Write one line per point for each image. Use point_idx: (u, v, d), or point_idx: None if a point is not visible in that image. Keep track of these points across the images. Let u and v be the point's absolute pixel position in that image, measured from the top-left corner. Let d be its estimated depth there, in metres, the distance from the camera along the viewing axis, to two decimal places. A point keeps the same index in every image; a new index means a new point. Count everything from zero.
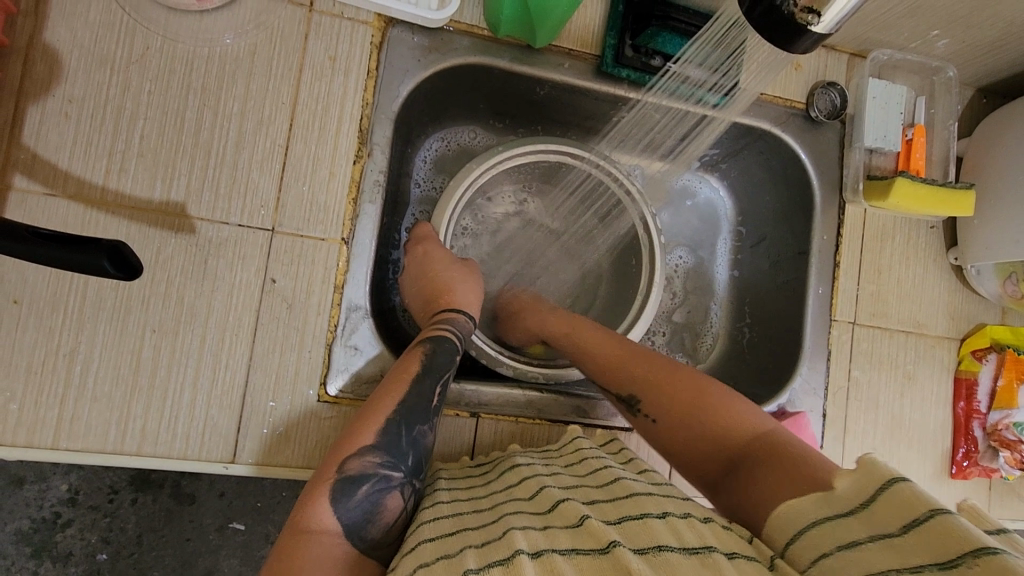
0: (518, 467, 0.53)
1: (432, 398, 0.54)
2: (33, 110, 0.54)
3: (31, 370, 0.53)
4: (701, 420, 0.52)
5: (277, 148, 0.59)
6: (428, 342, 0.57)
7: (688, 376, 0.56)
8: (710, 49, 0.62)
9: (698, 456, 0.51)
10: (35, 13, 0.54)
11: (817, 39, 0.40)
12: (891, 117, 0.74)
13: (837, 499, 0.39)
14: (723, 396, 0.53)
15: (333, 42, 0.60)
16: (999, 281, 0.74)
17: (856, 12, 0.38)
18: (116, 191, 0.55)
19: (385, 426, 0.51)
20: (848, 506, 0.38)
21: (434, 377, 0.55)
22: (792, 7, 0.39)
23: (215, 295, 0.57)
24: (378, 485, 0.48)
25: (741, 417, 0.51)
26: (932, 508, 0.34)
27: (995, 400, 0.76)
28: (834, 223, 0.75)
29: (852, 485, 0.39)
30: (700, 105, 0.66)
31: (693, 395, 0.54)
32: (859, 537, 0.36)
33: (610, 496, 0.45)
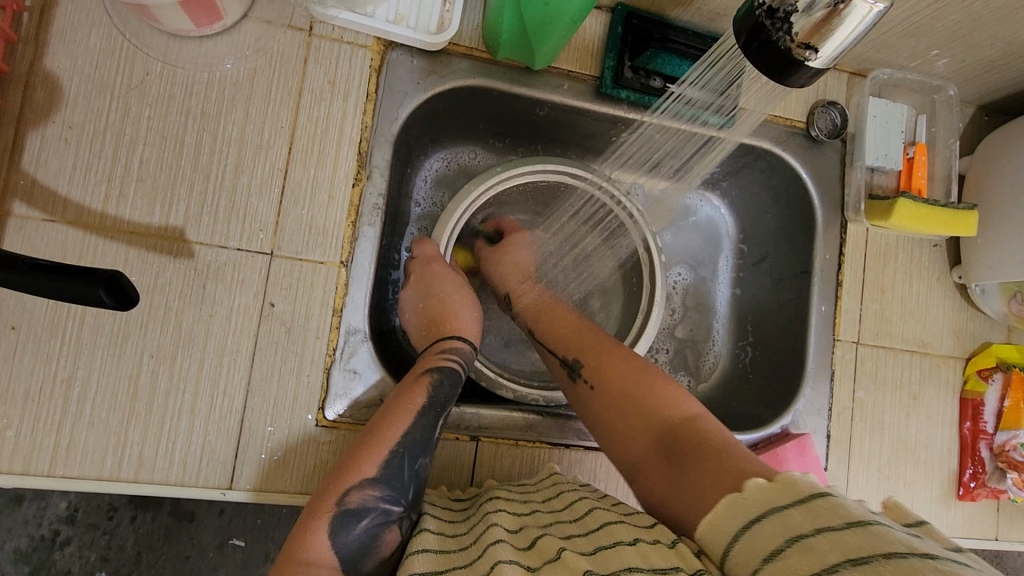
0: (497, 501, 0.53)
1: (434, 428, 0.54)
2: (34, 136, 0.54)
3: (28, 396, 0.53)
4: (641, 407, 0.55)
5: (276, 172, 0.59)
6: (435, 372, 0.57)
7: (635, 364, 0.59)
8: (712, 72, 0.60)
9: (631, 437, 0.54)
10: (37, 39, 0.54)
11: (814, 72, 0.40)
12: (893, 136, 0.74)
13: (750, 506, 0.40)
14: (662, 384, 0.56)
15: (332, 66, 0.60)
16: (1004, 300, 0.74)
17: (855, 43, 0.38)
18: (116, 216, 0.55)
19: (388, 458, 0.50)
20: (764, 511, 0.39)
21: (437, 408, 0.55)
22: (789, 41, 0.39)
23: (213, 319, 0.56)
24: (378, 519, 0.47)
25: (674, 405, 0.54)
26: (845, 518, 0.36)
27: (1001, 420, 0.75)
28: (837, 242, 0.75)
29: (766, 489, 0.40)
30: (704, 127, 0.65)
31: (639, 384, 0.57)
32: (778, 547, 0.37)
33: (585, 528, 0.46)
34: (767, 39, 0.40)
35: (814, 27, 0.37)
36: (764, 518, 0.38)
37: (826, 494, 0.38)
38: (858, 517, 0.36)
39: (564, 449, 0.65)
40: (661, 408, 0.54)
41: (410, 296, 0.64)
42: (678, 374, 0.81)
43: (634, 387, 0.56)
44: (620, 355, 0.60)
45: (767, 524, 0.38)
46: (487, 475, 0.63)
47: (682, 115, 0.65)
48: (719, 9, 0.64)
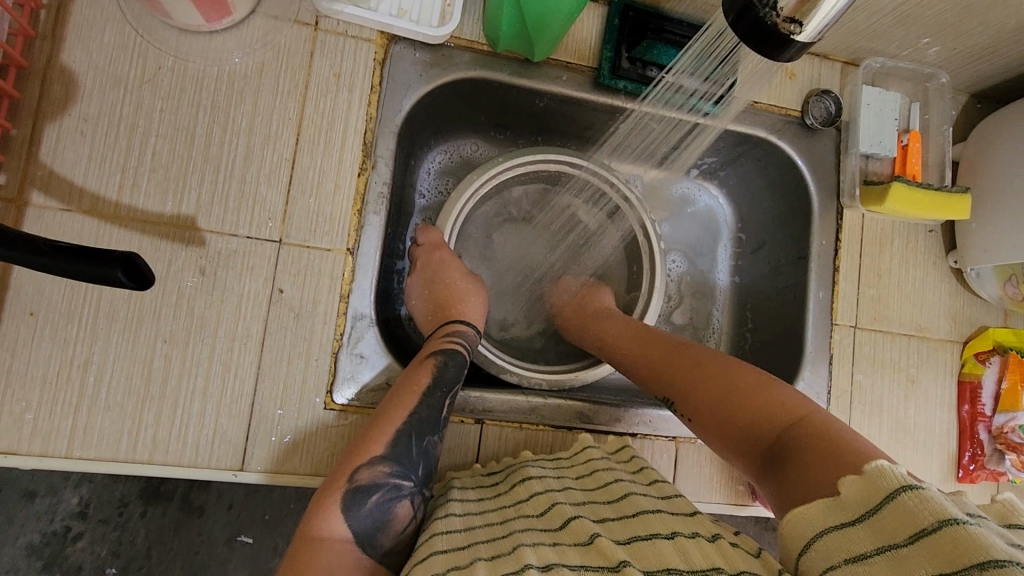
0: (529, 479, 0.53)
1: (441, 408, 0.56)
2: (50, 129, 0.56)
3: (46, 380, 0.55)
4: (750, 405, 0.52)
5: (284, 162, 0.60)
6: (439, 354, 0.59)
7: (728, 365, 0.57)
8: (700, 58, 0.62)
9: (737, 443, 0.52)
10: (53, 36, 0.56)
11: (801, 48, 0.42)
12: (886, 124, 0.75)
13: (841, 507, 0.38)
14: (754, 382, 0.54)
15: (337, 60, 0.62)
16: (999, 284, 0.75)
17: (838, 19, 0.39)
18: (129, 205, 0.57)
19: (395, 437, 0.52)
20: (857, 514, 0.37)
21: (444, 389, 0.56)
22: (775, 17, 0.40)
23: (224, 305, 0.58)
24: (389, 495, 0.49)
25: (771, 400, 0.52)
26: (935, 517, 0.34)
27: (1000, 402, 0.76)
28: (833, 228, 0.76)
29: (860, 489, 0.38)
30: (693, 113, 0.67)
31: (729, 383, 0.55)
32: (868, 550, 0.35)
33: (619, 514, 0.46)
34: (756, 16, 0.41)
35: (799, 1, 0.39)
36: (857, 521, 0.37)
37: (918, 488, 0.36)
38: (950, 515, 0.34)
39: (568, 431, 0.66)
40: (757, 406, 0.52)
41: (415, 282, 0.66)
42: None
43: (723, 388, 0.55)
44: (706, 358, 0.59)
45: (859, 526, 0.37)
46: (492, 457, 0.64)
47: (670, 102, 0.67)
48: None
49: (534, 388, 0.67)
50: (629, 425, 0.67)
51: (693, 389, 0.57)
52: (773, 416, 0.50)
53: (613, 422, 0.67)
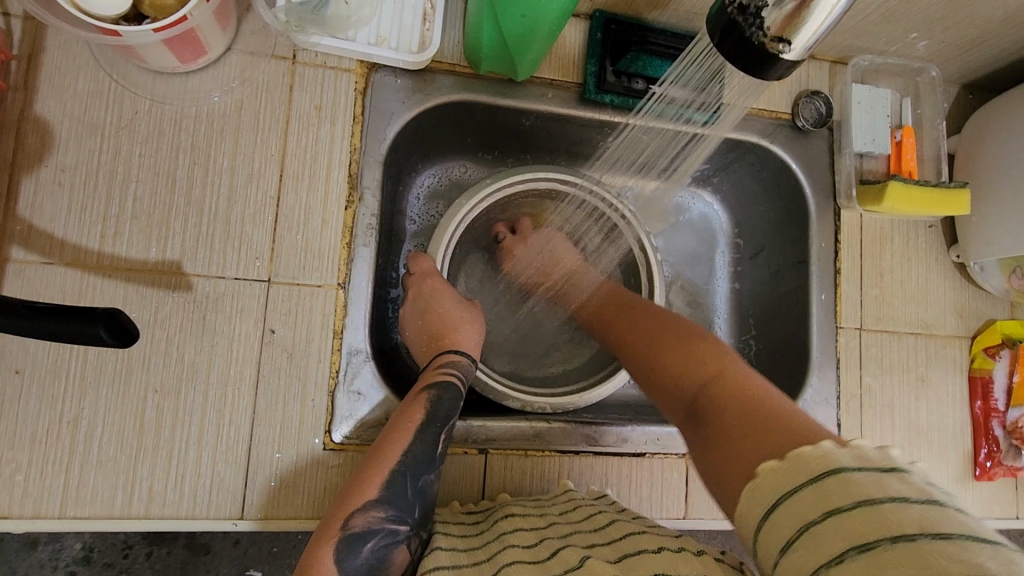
0: (513, 517, 0.53)
1: (437, 443, 0.54)
2: (28, 182, 0.55)
3: (35, 440, 0.53)
4: (677, 363, 0.56)
5: (268, 200, 0.59)
6: (432, 390, 0.57)
7: (667, 322, 0.61)
8: (690, 69, 0.62)
9: (672, 397, 0.55)
10: (25, 87, 0.55)
11: (789, 65, 0.41)
12: (879, 122, 0.74)
13: (762, 496, 0.39)
14: (704, 344, 0.56)
15: (317, 92, 0.61)
16: (1004, 276, 0.73)
17: (826, 35, 0.38)
18: (112, 254, 0.55)
19: (389, 480, 0.51)
20: (776, 497, 0.38)
21: (439, 423, 0.55)
22: (763, 36, 0.39)
23: (215, 349, 0.57)
24: (385, 540, 0.48)
25: (715, 364, 0.54)
26: (851, 499, 0.35)
27: (1012, 397, 0.75)
28: (831, 229, 0.75)
29: (780, 469, 0.39)
30: (688, 124, 0.66)
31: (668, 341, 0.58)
32: (791, 539, 0.36)
33: (607, 537, 0.47)
34: (741, 35, 0.40)
35: (784, 20, 0.38)
36: (776, 508, 0.38)
37: (832, 470, 0.37)
38: (863, 495, 0.35)
39: (574, 455, 0.65)
40: (701, 365, 0.54)
41: (411, 311, 0.64)
42: None
43: (674, 347, 0.58)
44: (669, 320, 0.61)
45: (781, 511, 0.37)
46: (497, 488, 0.62)
47: (665, 113, 0.67)
48: (695, 8, 0.65)
49: (539, 414, 0.66)
50: (635, 445, 0.66)
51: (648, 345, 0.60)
52: (704, 368, 0.53)
53: (620, 442, 0.66)
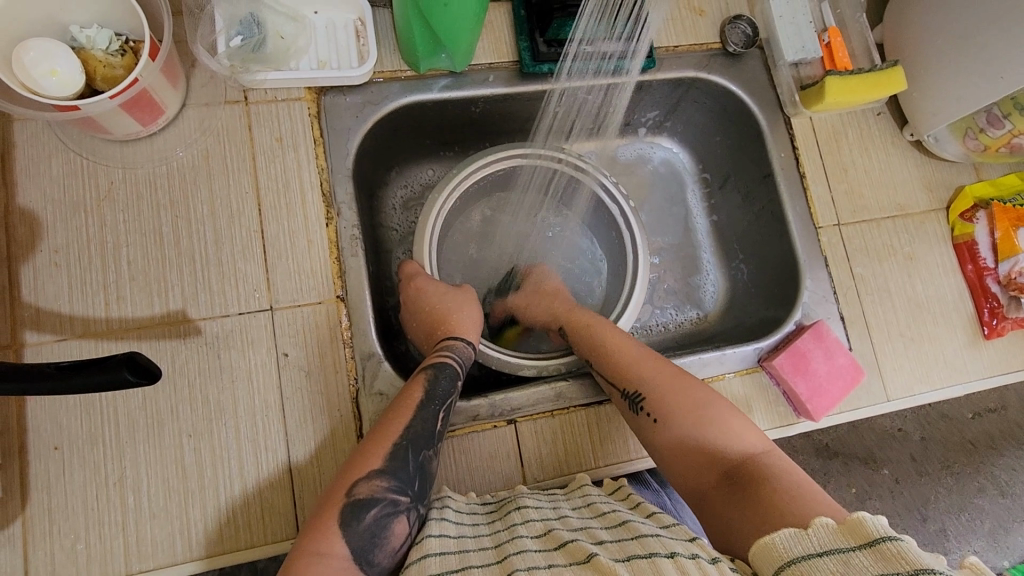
0: (526, 509, 0.53)
1: (436, 421, 0.56)
2: (26, 269, 0.57)
3: (88, 508, 0.55)
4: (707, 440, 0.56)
5: (253, 234, 0.62)
6: (430, 368, 0.59)
7: (695, 386, 0.60)
8: (595, 22, 0.66)
9: (694, 474, 0.55)
10: (5, 184, 0.58)
11: None
12: (804, 28, 0.77)
13: (811, 541, 0.41)
14: (729, 413, 0.58)
15: (275, 125, 0.64)
16: (959, 140, 0.75)
17: None
18: (119, 317, 0.58)
19: (392, 452, 0.53)
20: (827, 547, 0.40)
21: (436, 403, 0.57)
22: None
23: (236, 384, 0.59)
24: (387, 509, 0.50)
25: (736, 438, 0.56)
26: (911, 566, 0.36)
27: (998, 252, 0.76)
28: (787, 139, 0.78)
29: (832, 530, 0.41)
30: (603, 75, 0.70)
31: (694, 409, 0.58)
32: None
33: (617, 536, 0.46)
34: None
35: None
36: (825, 554, 0.40)
37: (895, 540, 0.38)
38: (925, 566, 0.36)
39: (598, 406, 0.66)
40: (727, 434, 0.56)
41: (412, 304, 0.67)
42: (685, 308, 0.84)
43: (690, 411, 0.58)
44: (688, 382, 0.61)
45: (829, 560, 0.39)
46: (533, 455, 0.64)
47: (589, 71, 0.69)
48: None
49: (555, 375, 0.68)
50: None
51: (667, 399, 0.59)
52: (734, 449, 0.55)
53: None
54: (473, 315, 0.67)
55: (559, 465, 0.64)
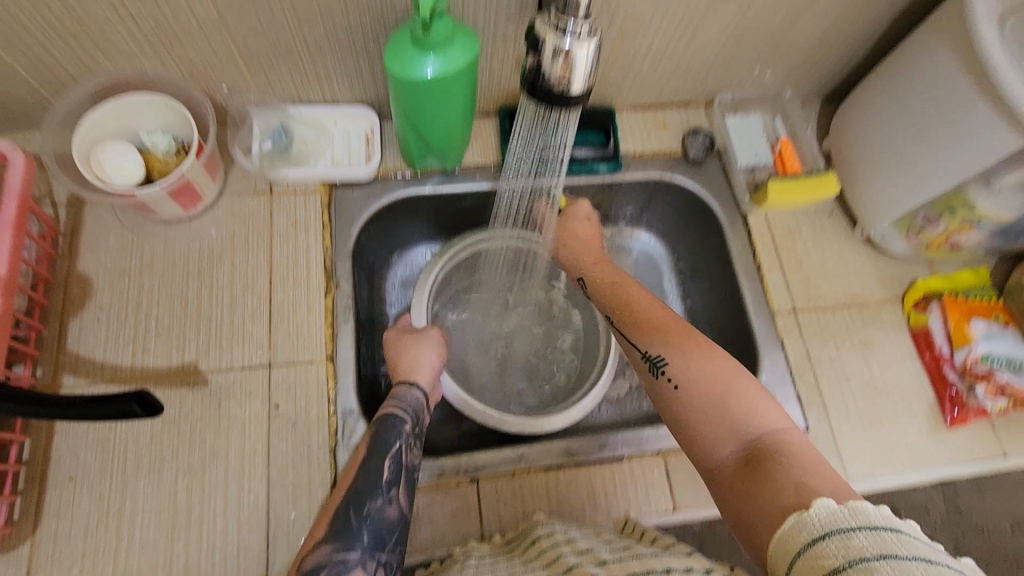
0: (540, 539, 0.58)
1: (383, 470, 0.61)
2: (74, 322, 0.69)
3: (88, 534, 0.62)
4: (725, 409, 0.55)
5: (262, 301, 0.73)
6: (375, 424, 0.65)
7: (725, 359, 0.59)
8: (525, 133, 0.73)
9: (709, 442, 0.54)
10: (70, 252, 0.72)
11: (582, 95, 0.47)
12: (756, 140, 0.89)
13: (810, 526, 0.41)
14: (751, 384, 0.56)
15: (292, 212, 0.77)
16: (903, 235, 0.82)
17: (598, 60, 0.44)
18: (142, 366, 0.68)
19: (335, 515, 0.57)
20: (828, 528, 0.39)
21: (383, 453, 0.62)
22: (549, 82, 0.45)
23: (231, 430, 0.67)
24: (336, 568, 0.53)
25: (759, 408, 0.54)
26: (910, 551, 0.36)
27: (953, 341, 0.79)
28: (744, 233, 0.86)
29: (832, 511, 0.41)
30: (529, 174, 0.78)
31: (715, 378, 0.57)
32: (837, 566, 0.37)
33: (619, 557, 0.50)
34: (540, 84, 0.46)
35: (564, 65, 0.43)
36: (825, 537, 0.39)
37: (893, 527, 0.38)
38: (924, 554, 0.36)
39: (558, 469, 0.71)
40: (745, 412, 0.54)
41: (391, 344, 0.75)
42: None
43: (716, 379, 0.57)
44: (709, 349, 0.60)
45: (829, 544, 0.39)
46: (493, 512, 0.68)
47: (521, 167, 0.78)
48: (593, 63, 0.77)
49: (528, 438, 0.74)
50: (611, 449, 0.72)
51: (691, 366, 0.59)
52: (755, 422, 0.53)
53: (596, 451, 0.71)
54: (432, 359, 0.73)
55: (518, 524, 0.68)
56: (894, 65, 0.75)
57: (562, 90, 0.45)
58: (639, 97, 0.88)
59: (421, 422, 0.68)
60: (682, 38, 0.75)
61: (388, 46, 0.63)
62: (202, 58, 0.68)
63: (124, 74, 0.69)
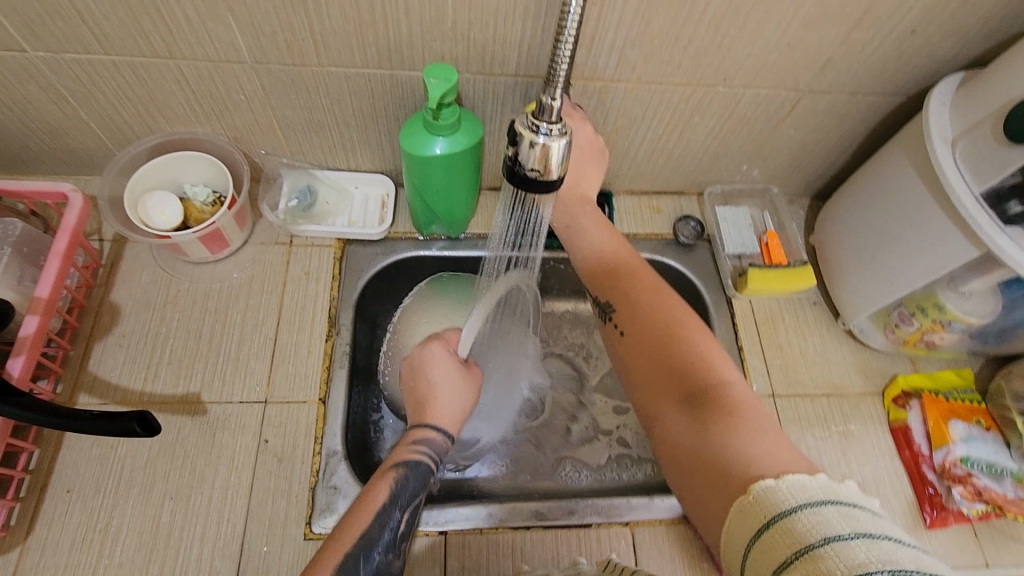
0: None
1: (396, 524, 0.63)
2: (98, 346, 0.76)
3: (73, 547, 0.66)
4: (676, 359, 0.59)
5: (268, 341, 0.79)
6: (398, 468, 0.65)
7: (673, 306, 0.64)
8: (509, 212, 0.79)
9: (661, 389, 0.58)
10: (106, 283, 0.80)
11: (558, 179, 0.53)
12: (744, 229, 0.93)
13: (758, 512, 0.44)
14: (699, 332, 0.61)
15: (307, 263, 0.85)
16: (882, 330, 0.85)
17: (569, 151, 0.51)
18: (150, 392, 0.74)
19: (342, 564, 0.58)
20: (774, 513, 0.42)
21: (398, 505, 0.63)
22: (527, 170, 0.52)
23: (221, 459, 0.71)
24: None
25: (708, 359, 0.58)
26: (848, 529, 0.40)
27: (932, 440, 0.80)
28: (728, 316, 0.90)
29: (773, 492, 0.44)
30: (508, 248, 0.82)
31: (666, 330, 0.61)
32: (789, 558, 0.40)
33: None
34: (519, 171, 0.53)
35: (541, 157, 0.50)
36: (772, 525, 0.42)
37: (832, 505, 0.42)
38: (861, 530, 0.39)
39: (526, 531, 0.72)
40: (689, 362, 0.58)
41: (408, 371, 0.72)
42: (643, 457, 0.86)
43: (666, 329, 0.61)
44: (664, 300, 0.64)
45: (779, 529, 0.41)
46: (458, 568, 0.70)
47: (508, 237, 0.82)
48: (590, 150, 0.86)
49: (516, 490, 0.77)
50: (579, 516, 0.73)
51: (645, 315, 0.63)
52: (702, 371, 0.57)
53: (565, 516, 0.73)
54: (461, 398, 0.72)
55: None
56: (868, 172, 0.81)
57: (540, 177, 0.52)
58: (635, 183, 0.95)
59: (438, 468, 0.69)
60: (671, 135, 0.83)
61: (402, 128, 0.73)
62: (246, 126, 0.78)
63: (178, 134, 0.79)
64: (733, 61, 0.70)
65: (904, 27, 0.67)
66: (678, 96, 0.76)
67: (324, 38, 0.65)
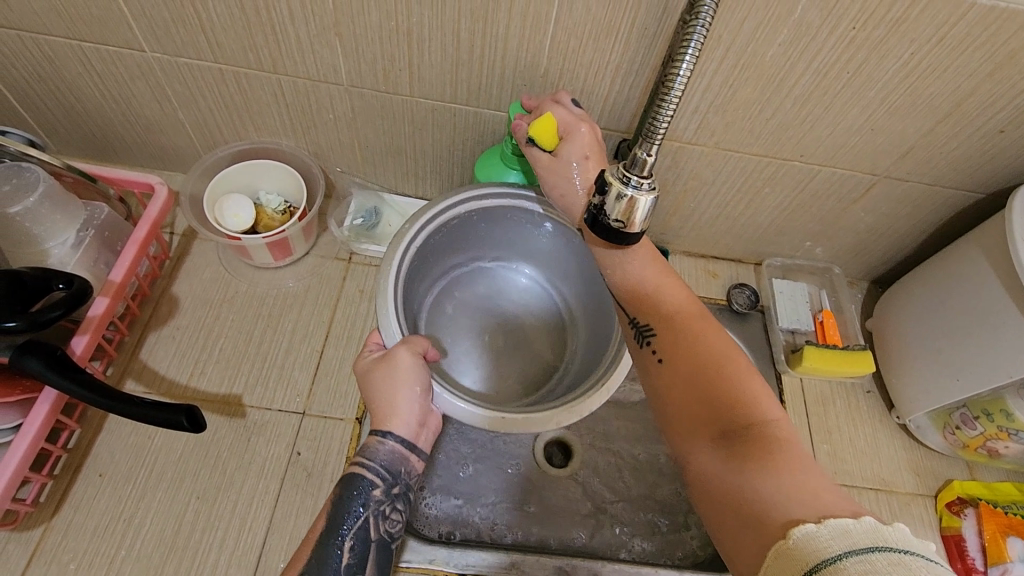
0: None
1: (340, 555, 0.52)
2: (152, 335, 0.78)
3: (95, 533, 0.66)
4: (715, 395, 0.48)
5: (314, 352, 0.79)
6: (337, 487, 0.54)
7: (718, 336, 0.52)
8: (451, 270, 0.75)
9: (699, 429, 0.47)
10: (170, 274, 0.82)
11: (638, 233, 0.54)
12: (801, 306, 0.91)
13: (796, 562, 0.35)
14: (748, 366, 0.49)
15: (363, 281, 0.86)
16: (940, 431, 0.81)
17: (655, 207, 0.51)
18: (194, 386, 0.75)
19: None
20: (812, 564, 0.34)
21: (337, 533, 0.52)
22: (610, 219, 0.52)
23: (252, 465, 0.71)
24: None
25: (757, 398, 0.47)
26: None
27: (988, 556, 0.74)
28: (776, 392, 0.87)
29: (814, 536, 0.35)
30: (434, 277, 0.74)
31: (703, 359, 0.50)
32: None
33: None
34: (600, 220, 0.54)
35: (625, 208, 0.51)
36: None
37: (886, 551, 0.33)
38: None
39: None
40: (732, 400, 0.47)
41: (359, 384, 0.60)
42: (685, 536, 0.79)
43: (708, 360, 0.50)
44: (694, 319, 0.54)
45: None
46: None
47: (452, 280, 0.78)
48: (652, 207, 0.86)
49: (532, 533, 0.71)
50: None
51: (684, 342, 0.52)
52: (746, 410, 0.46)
53: None
54: (418, 387, 0.56)
55: None
56: (938, 266, 0.79)
57: (622, 228, 0.53)
58: (693, 245, 0.95)
59: (393, 474, 0.55)
60: (738, 203, 0.83)
61: (478, 161, 0.75)
62: (327, 143, 0.81)
63: (264, 144, 0.83)
64: (814, 137, 0.71)
65: (993, 126, 0.66)
66: (752, 166, 0.76)
67: (420, 71, 0.68)
